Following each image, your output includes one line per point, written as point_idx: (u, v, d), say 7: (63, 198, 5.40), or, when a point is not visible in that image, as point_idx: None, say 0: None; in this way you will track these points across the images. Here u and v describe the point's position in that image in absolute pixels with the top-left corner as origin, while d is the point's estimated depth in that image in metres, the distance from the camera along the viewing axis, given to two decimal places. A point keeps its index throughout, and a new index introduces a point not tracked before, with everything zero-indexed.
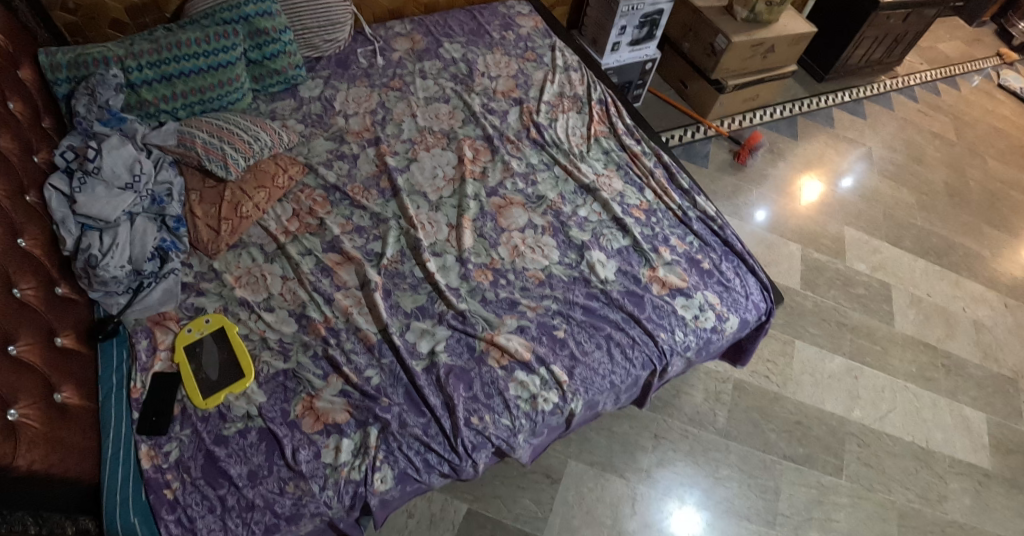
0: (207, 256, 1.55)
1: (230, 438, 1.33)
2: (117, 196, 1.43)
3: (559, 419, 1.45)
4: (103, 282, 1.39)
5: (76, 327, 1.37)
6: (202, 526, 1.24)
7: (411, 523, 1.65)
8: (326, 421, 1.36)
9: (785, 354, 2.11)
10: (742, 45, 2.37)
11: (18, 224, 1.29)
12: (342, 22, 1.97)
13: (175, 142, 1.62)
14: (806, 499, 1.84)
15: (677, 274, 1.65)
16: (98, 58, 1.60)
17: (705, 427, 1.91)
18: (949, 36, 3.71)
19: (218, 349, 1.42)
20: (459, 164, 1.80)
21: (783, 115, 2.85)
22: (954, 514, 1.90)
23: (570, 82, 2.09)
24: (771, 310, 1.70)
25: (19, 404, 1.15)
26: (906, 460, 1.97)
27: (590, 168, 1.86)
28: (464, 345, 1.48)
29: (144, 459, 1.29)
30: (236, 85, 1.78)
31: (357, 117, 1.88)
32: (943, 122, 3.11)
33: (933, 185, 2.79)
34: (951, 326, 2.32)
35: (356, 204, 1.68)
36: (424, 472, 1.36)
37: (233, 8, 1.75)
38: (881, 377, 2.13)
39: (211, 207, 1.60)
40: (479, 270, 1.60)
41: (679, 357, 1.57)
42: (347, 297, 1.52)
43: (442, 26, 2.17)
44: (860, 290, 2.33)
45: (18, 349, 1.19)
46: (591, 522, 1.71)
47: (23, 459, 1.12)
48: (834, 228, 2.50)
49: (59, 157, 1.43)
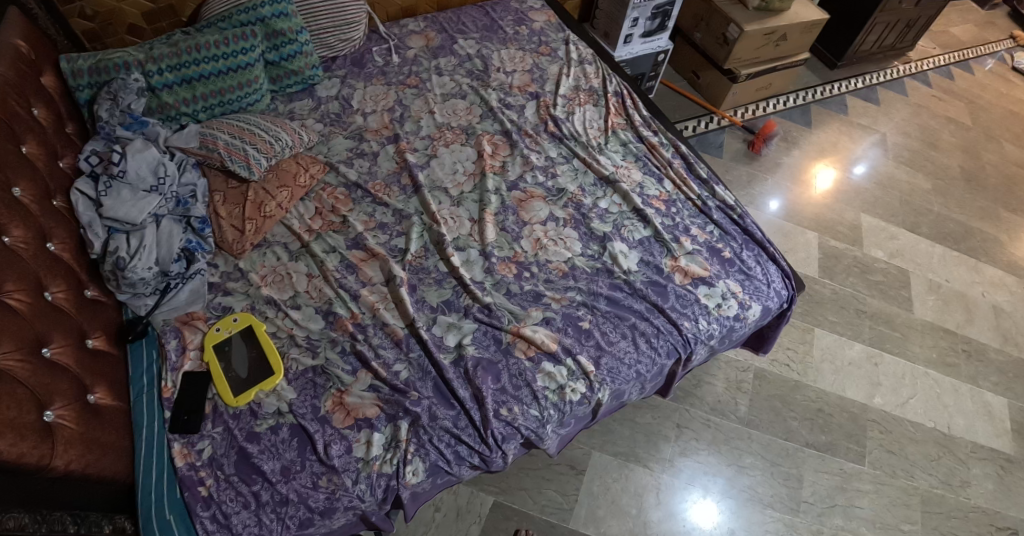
0: (233, 255, 1.57)
1: (263, 435, 1.34)
2: (142, 198, 1.44)
3: (587, 409, 1.47)
4: (131, 284, 1.40)
5: (106, 328, 1.39)
6: (238, 522, 1.26)
7: (438, 516, 1.66)
8: (357, 416, 1.37)
9: (805, 342, 2.11)
10: (754, 34, 2.37)
11: (47, 228, 1.31)
12: (357, 21, 1.98)
13: (197, 144, 1.63)
14: (830, 485, 1.85)
15: (700, 263, 1.66)
16: (119, 63, 1.61)
17: (727, 416, 1.92)
18: (961, 20, 3.69)
19: (247, 347, 1.43)
20: (479, 159, 1.81)
21: (796, 103, 2.85)
22: (977, 499, 1.90)
23: (585, 75, 2.10)
24: (793, 298, 1.70)
25: (55, 405, 1.16)
26: (929, 446, 1.97)
27: (609, 160, 1.86)
28: (491, 337, 1.50)
29: (178, 457, 1.30)
30: (255, 87, 1.79)
31: (376, 115, 1.89)
32: (957, 107, 3.10)
33: (948, 171, 2.78)
34: (970, 311, 2.32)
35: (378, 201, 1.70)
36: (455, 464, 1.38)
37: (249, 10, 1.76)
38: (902, 363, 2.13)
39: (235, 208, 1.62)
40: (503, 263, 1.62)
41: (703, 346, 1.58)
42: (373, 293, 1.54)
43: (455, 22, 2.18)
44: (878, 276, 2.33)
45: (52, 351, 1.20)
46: (616, 512, 1.72)
47: (60, 460, 1.13)
48: (850, 216, 2.50)
49: (84, 162, 1.44)
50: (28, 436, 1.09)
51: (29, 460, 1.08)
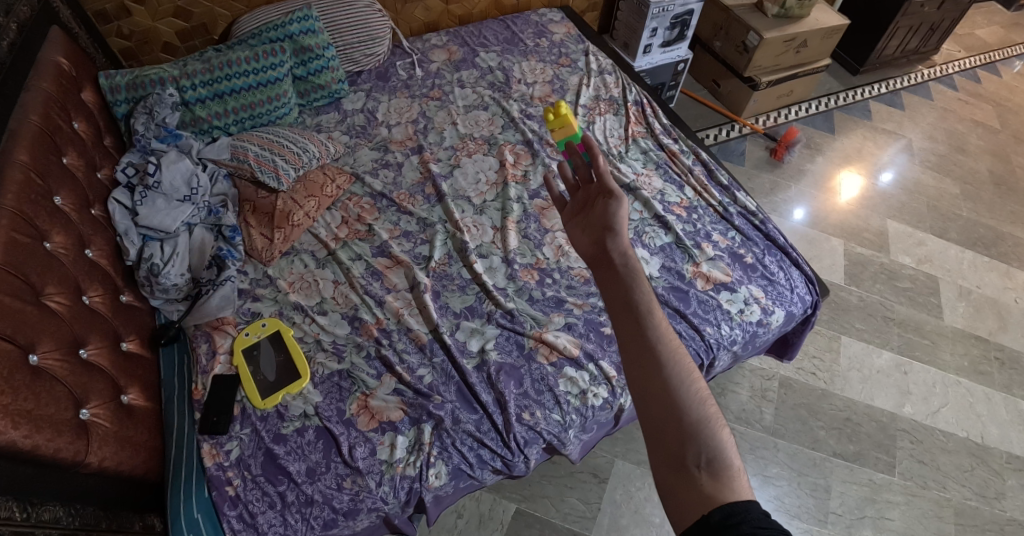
0: (262, 263, 1.61)
1: (289, 437, 1.36)
2: (176, 207, 1.51)
3: (609, 414, 1.48)
4: (164, 289, 1.46)
5: (140, 332, 1.43)
6: (263, 521, 1.28)
7: (460, 523, 1.67)
8: (381, 419, 1.40)
9: (831, 350, 2.08)
10: (775, 41, 2.38)
11: (86, 235, 1.36)
12: (382, 37, 2.04)
13: (228, 156, 1.69)
14: (859, 497, 1.81)
15: (721, 269, 1.66)
16: (154, 79, 1.68)
17: (752, 425, 1.90)
18: (987, 22, 3.65)
19: (275, 352, 1.46)
20: (501, 169, 1.85)
21: (818, 110, 2.84)
22: (1013, 512, 1.84)
23: (605, 85, 2.12)
24: (816, 304, 1.70)
25: (90, 404, 1.20)
26: (962, 457, 1.92)
27: (629, 168, 1.88)
28: (514, 343, 1.52)
29: (207, 457, 1.33)
30: (284, 101, 1.85)
31: (400, 126, 1.94)
32: (986, 110, 3.05)
33: (977, 175, 2.73)
34: (1002, 317, 2.27)
35: (402, 210, 1.74)
36: (477, 467, 1.39)
37: (278, 27, 1.83)
38: (931, 372, 2.08)
39: (264, 217, 1.66)
40: (525, 270, 1.64)
41: (725, 351, 1.57)
42: (397, 299, 1.57)
43: (477, 36, 2.23)
44: (905, 283, 2.30)
45: (89, 353, 1.25)
46: (639, 522, 1.71)
47: (94, 456, 1.17)
48: (876, 222, 2.47)
49: (122, 173, 1.50)
50: (65, 432, 1.12)
51: (65, 456, 1.11)
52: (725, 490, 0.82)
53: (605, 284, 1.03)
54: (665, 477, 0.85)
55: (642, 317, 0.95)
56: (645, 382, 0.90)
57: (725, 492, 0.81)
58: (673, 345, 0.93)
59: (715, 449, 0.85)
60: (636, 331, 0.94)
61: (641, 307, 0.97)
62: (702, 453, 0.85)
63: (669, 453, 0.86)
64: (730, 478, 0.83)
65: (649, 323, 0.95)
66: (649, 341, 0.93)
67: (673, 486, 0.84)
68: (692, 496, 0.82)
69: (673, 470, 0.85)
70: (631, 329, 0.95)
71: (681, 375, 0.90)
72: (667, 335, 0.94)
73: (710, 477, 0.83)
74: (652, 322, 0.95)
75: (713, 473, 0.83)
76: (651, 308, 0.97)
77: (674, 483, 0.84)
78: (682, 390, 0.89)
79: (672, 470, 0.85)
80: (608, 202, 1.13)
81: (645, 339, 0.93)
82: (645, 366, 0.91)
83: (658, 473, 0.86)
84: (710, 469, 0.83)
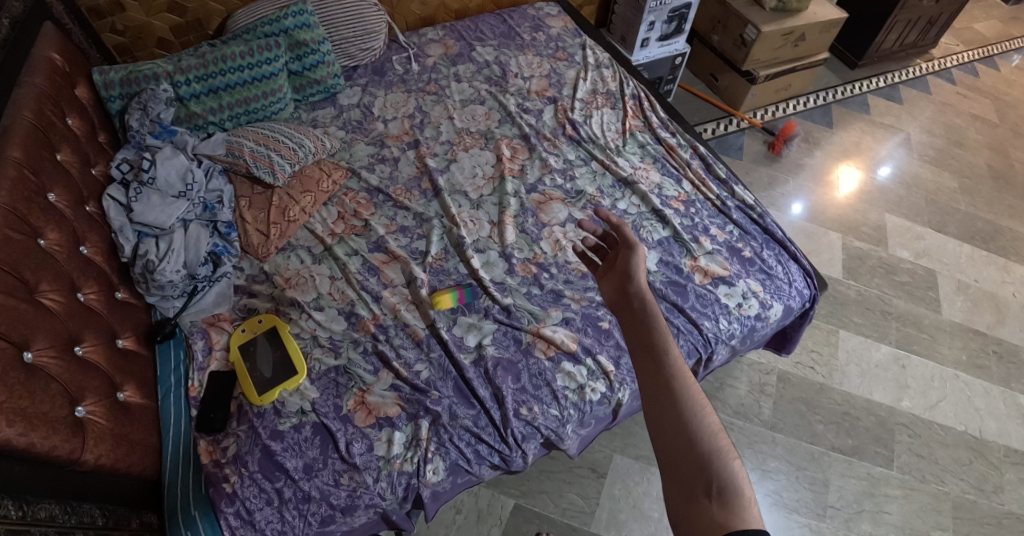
0: (258, 259, 1.61)
1: (286, 433, 1.36)
2: (171, 204, 1.49)
3: (607, 409, 1.48)
4: (160, 286, 1.45)
5: (136, 329, 1.42)
6: (261, 518, 1.28)
7: (459, 519, 1.67)
8: (378, 415, 1.39)
9: (830, 345, 2.08)
10: (773, 34, 2.37)
11: (80, 232, 1.35)
12: (377, 31, 2.03)
13: (224, 151, 1.67)
14: (857, 490, 1.80)
15: (719, 263, 1.65)
16: (149, 74, 1.67)
17: (750, 419, 1.89)
18: (985, 16, 3.64)
19: (272, 349, 1.45)
20: (498, 163, 1.84)
21: (816, 104, 2.83)
22: (1011, 505, 1.84)
23: (602, 79, 2.11)
24: (815, 298, 1.69)
25: (86, 401, 1.19)
26: (960, 451, 1.92)
27: (627, 162, 1.87)
28: (511, 337, 1.51)
29: (204, 454, 1.34)
30: (279, 96, 1.84)
31: (396, 121, 1.93)
32: (984, 104, 3.04)
33: (976, 169, 2.73)
34: (1000, 311, 2.27)
35: (399, 205, 1.73)
36: (475, 463, 1.39)
37: (273, 22, 1.82)
38: (929, 366, 2.08)
39: (260, 213, 1.65)
40: (523, 264, 1.64)
41: (724, 345, 1.57)
42: (394, 294, 1.56)
43: (473, 30, 2.22)
44: (904, 277, 2.29)
45: (84, 350, 1.24)
46: (638, 516, 1.70)
47: (90, 454, 1.16)
48: (874, 216, 2.46)
49: (116, 169, 1.48)
50: (60, 430, 1.11)
51: (61, 453, 1.11)
52: (736, 519, 0.81)
53: (625, 324, 1.06)
54: (676, 506, 0.85)
55: (659, 353, 0.98)
56: (659, 413, 0.92)
57: (736, 522, 0.80)
58: (688, 379, 0.95)
59: (727, 479, 0.84)
60: (652, 366, 0.96)
61: (658, 343, 0.99)
62: (714, 483, 0.84)
63: (681, 482, 0.86)
64: (742, 508, 0.82)
65: (665, 358, 0.97)
66: (665, 375, 0.95)
67: (685, 514, 0.84)
68: (703, 524, 0.82)
69: (685, 499, 0.85)
70: (648, 364, 0.97)
71: (694, 407, 0.91)
72: (682, 370, 0.96)
73: (722, 506, 0.82)
74: (668, 357, 0.97)
75: (724, 502, 0.83)
76: (668, 345, 0.99)
77: (686, 512, 0.84)
78: (695, 422, 0.90)
79: (684, 498, 0.85)
80: (628, 248, 1.19)
81: (661, 373, 0.95)
82: (660, 398, 0.93)
83: (670, 502, 0.86)
84: (721, 499, 0.83)
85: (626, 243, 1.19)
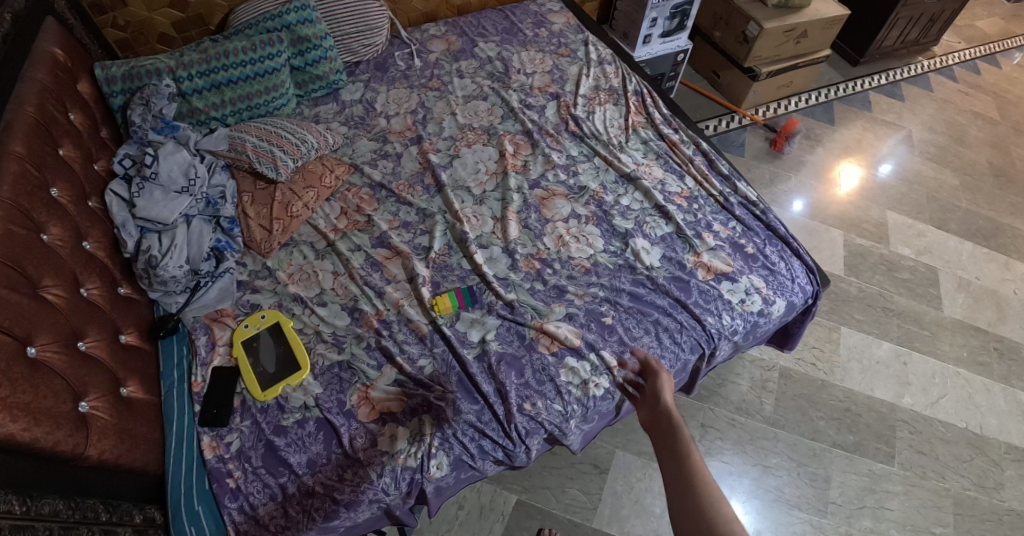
0: (261, 254, 1.60)
1: (290, 428, 1.36)
2: (174, 199, 1.47)
3: (610, 404, 1.48)
4: (162, 281, 1.44)
5: (139, 324, 1.42)
6: (265, 513, 1.28)
7: (461, 515, 1.67)
8: (382, 410, 1.39)
9: (831, 341, 2.08)
10: (775, 31, 2.37)
11: (83, 227, 1.35)
12: (379, 27, 2.02)
13: (226, 147, 1.67)
14: (858, 487, 1.81)
15: (722, 259, 1.65)
16: (151, 69, 1.67)
17: (752, 416, 1.90)
18: (986, 14, 3.64)
19: (276, 344, 1.46)
20: (500, 159, 1.84)
21: (818, 101, 2.83)
22: (1012, 502, 1.84)
23: (605, 75, 2.11)
24: (818, 294, 1.69)
25: (89, 396, 1.19)
26: (961, 447, 1.92)
27: (630, 158, 1.87)
28: (515, 333, 1.51)
29: (207, 449, 1.33)
30: (281, 91, 1.84)
31: (398, 117, 1.92)
32: (985, 102, 3.04)
33: (977, 166, 2.73)
34: (1001, 308, 2.27)
35: (402, 200, 1.73)
36: (479, 458, 1.39)
37: (276, 17, 1.81)
38: (930, 362, 2.09)
39: (263, 208, 1.66)
40: (526, 260, 1.63)
41: (727, 341, 1.57)
42: (397, 290, 1.56)
43: (475, 26, 2.22)
44: (905, 274, 2.30)
45: (87, 345, 1.24)
46: (640, 512, 1.71)
47: (93, 449, 1.16)
48: (876, 213, 2.46)
49: (118, 165, 1.48)
50: (64, 425, 1.11)
51: (65, 448, 1.11)
52: None
53: (654, 435, 1.18)
54: None
55: (682, 459, 1.09)
56: (680, 511, 1.03)
57: None
58: (708, 482, 1.05)
59: None
60: (676, 473, 1.08)
61: (682, 450, 1.10)
62: None
63: None
64: None
65: (687, 463, 1.08)
66: (687, 479, 1.06)
67: None
68: None
69: None
70: (672, 470, 1.09)
71: (712, 503, 1.01)
72: (703, 473, 1.07)
73: None
74: (690, 463, 1.08)
75: None
76: (690, 451, 1.10)
77: None
78: (712, 516, 1.00)
79: None
80: (656, 377, 1.33)
81: (683, 476, 1.07)
82: (681, 499, 1.04)
83: None
84: None
85: (655, 373, 1.34)
